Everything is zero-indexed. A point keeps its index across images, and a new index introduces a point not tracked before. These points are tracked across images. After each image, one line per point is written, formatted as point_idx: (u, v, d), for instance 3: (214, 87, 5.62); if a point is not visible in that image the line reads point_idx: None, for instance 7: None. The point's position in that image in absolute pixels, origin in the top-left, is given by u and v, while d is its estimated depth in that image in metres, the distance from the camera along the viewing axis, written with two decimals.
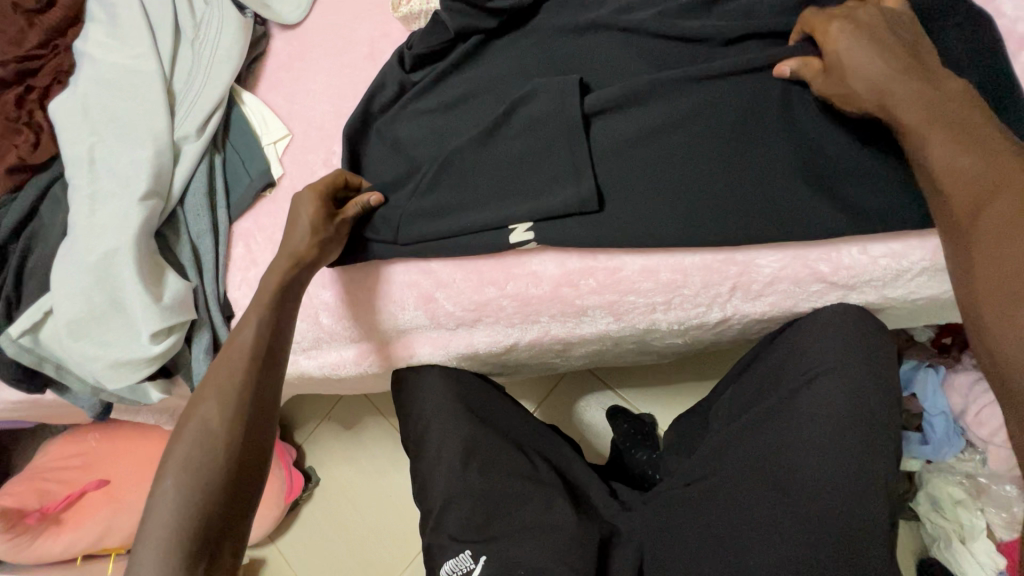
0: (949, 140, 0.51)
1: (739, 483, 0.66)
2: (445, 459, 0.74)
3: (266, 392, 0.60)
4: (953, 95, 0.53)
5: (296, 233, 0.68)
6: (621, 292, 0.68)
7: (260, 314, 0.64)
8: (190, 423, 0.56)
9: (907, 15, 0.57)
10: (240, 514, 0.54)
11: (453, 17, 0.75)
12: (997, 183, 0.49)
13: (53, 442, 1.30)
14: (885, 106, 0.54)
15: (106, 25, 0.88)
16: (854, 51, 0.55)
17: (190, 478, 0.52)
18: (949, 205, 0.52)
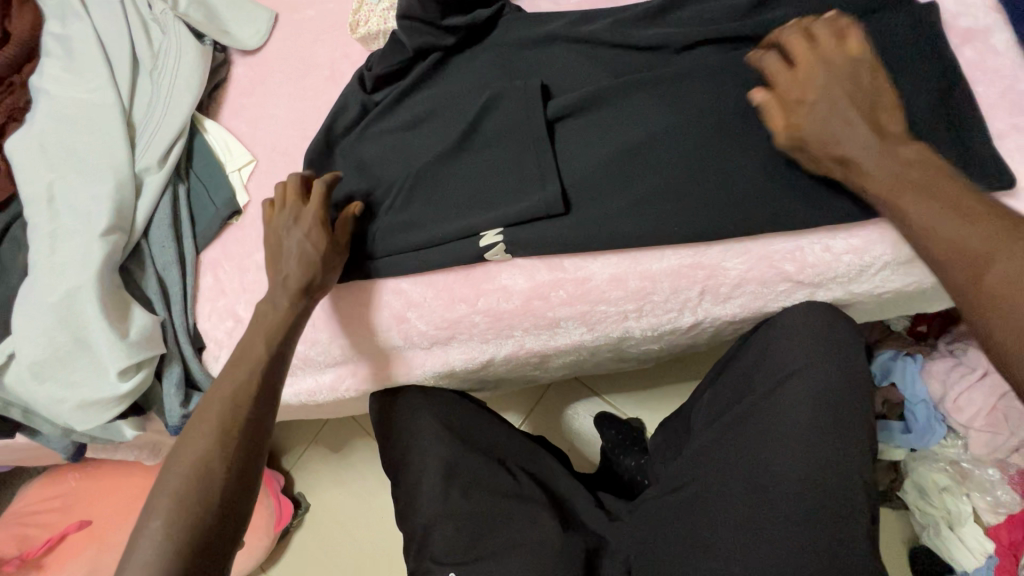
0: (928, 210, 0.52)
1: (722, 488, 0.65)
2: (427, 481, 0.73)
3: (255, 434, 0.61)
4: (921, 163, 0.53)
5: (301, 261, 0.67)
6: (591, 302, 0.68)
7: (256, 355, 0.65)
8: (179, 463, 0.58)
9: (870, 55, 0.56)
10: (221, 557, 0.56)
11: (410, 36, 0.75)
12: (993, 249, 0.49)
13: (32, 484, 1.27)
14: (855, 173, 0.56)
15: (61, 59, 0.87)
16: (817, 117, 0.56)
17: (172, 521, 0.54)
18: (950, 274, 0.51)
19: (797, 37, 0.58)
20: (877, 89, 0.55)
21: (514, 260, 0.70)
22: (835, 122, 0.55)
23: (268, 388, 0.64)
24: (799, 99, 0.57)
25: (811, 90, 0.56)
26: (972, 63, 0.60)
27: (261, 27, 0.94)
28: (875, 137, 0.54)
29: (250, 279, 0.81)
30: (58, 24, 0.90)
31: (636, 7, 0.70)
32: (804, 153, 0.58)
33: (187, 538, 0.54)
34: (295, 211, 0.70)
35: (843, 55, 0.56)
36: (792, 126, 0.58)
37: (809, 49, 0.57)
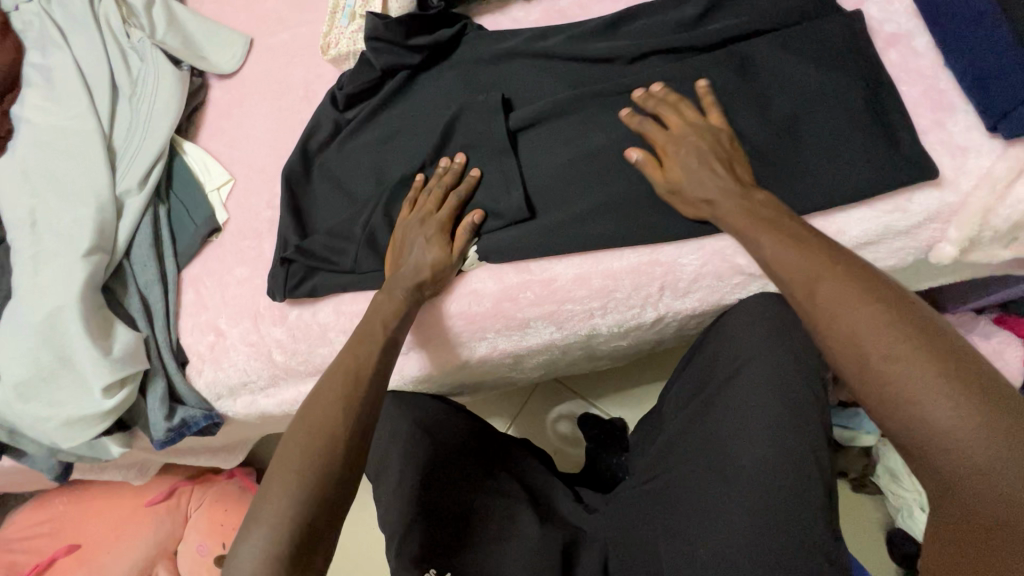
0: (774, 242, 0.54)
1: (687, 473, 0.69)
2: (404, 484, 0.74)
3: (374, 407, 0.60)
4: (770, 207, 0.57)
5: (416, 262, 0.69)
6: (558, 302, 0.71)
7: (375, 334, 0.64)
8: (308, 423, 0.57)
9: (725, 125, 0.64)
10: (338, 522, 0.54)
11: (378, 56, 0.79)
12: (818, 273, 0.50)
13: (19, 510, 1.27)
14: (716, 216, 0.60)
15: (42, 89, 0.90)
16: (688, 167, 0.62)
17: (302, 475, 0.53)
18: (792, 295, 0.52)
19: (669, 105, 0.66)
20: (733, 151, 0.62)
21: (483, 265, 0.73)
22: (703, 169, 0.61)
23: (385, 365, 0.63)
24: (674, 150, 0.63)
25: (681, 147, 0.63)
26: (897, 65, 0.65)
27: (237, 52, 0.97)
28: (735, 183, 0.59)
29: (231, 293, 0.84)
30: (39, 54, 0.93)
31: (589, 23, 0.75)
32: (678, 198, 0.64)
33: (314, 498, 0.53)
34: (424, 215, 0.71)
35: (703, 125, 0.64)
36: (669, 174, 0.63)
37: (680, 116, 0.65)
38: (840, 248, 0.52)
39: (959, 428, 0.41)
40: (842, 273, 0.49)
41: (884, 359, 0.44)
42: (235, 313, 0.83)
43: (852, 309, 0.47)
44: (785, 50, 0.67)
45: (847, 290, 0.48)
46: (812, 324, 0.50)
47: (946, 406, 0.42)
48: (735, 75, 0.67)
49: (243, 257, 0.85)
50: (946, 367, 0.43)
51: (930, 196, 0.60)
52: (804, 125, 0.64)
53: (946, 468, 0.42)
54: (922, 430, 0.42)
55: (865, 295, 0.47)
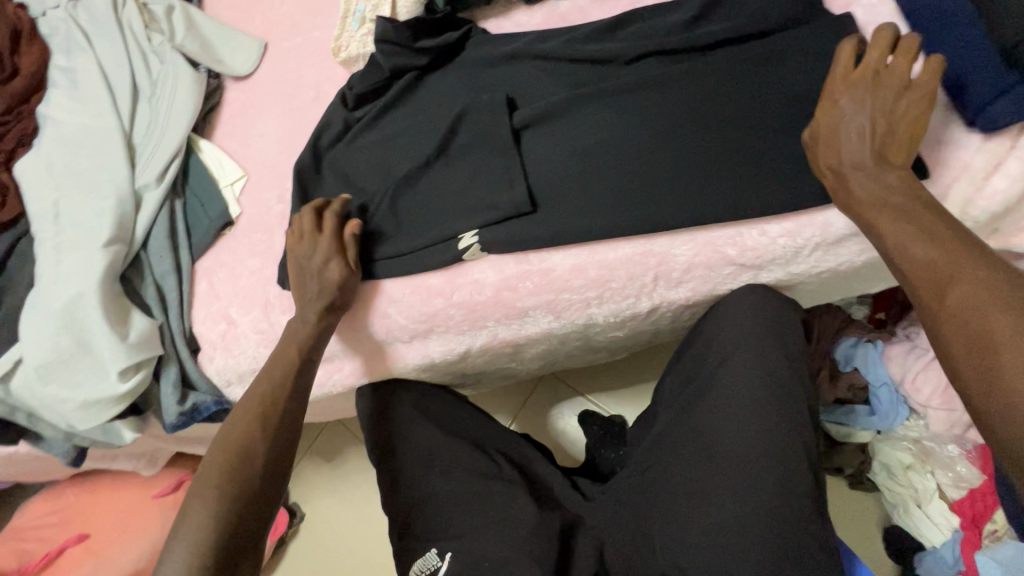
0: (901, 232, 0.55)
1: (678, 461, 0.71)
2: (411, 464, 0.80)
3: (288, 423, 0.69)
4: (909, 195, 0.57)
5: (314, 286, 0.73)
6: (556, 291, 0.74)
7: (292, 348, 0.72)
8: (226, 443, 0.66)
9: (923, 89, 0.57)
10: (260, 528, 0.64)
11: (387, 57, 0.82)
12: (953, 275, 0.51)
13: (32, 501, 1.30)
14: (838, 176, 0.60)
15: (67, 89, 0.94)
16: (839, 121, 0.60)
17: (220, 489, 0.63)
18: (919, 294, 0.53)
19: (885, 48, 0.59)
20: (904, 118, 0.58)
21: (486, 255, 0.76)
22: (847, 132, 0.60)
23: (301, 385, 0.72)
24: (837, 102, 0.61)
25: (854, 97, 0.60)
26: None
27: (252, 55, 1.02)
28: (874, 155, 0.58)
29: (243, 283, 0.87)
30: (65, 57, 0.98)
31: (589, 25, 0.78)
32: (812, 149, 0.63)
33: (233, 512, 0.62)
34: (308, 241, 0.74)
35: (896, 82, 0.58)
36: (817, 123, 0.62)
37: (880, 65, 0.59)
38: (993, 252, 0.51)
39: None
40: (979, 276, 0.49)
41: (1013, 369, 0.44)
42: (247, 302, 0.86)
43: (983, 315, 0.47)
44: (777, 51, 0.69)
45: (982, 293, 0.48)
46: (934, 325, 0.51)
47: None
48: (730, 75, 0.70)
49: (254, 249, 0.89)
50: None
51: None
52: (794, 121, 0.67)
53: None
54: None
55: (1000, 301, 0.47)
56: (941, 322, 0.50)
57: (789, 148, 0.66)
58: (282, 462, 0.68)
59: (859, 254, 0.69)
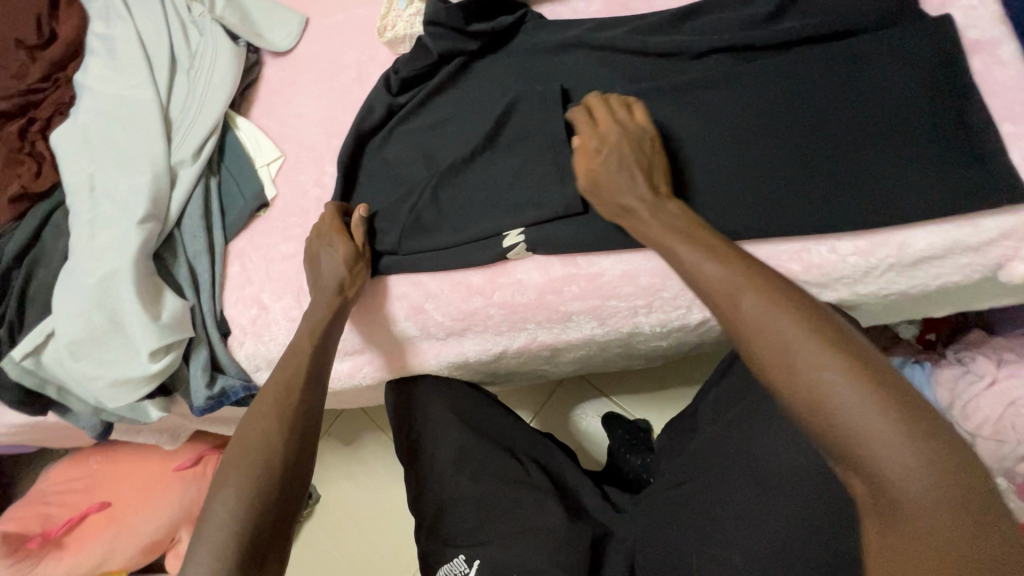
0: (696, 256, 0.54)
1: (729, 481, 0.68)
2: (441, 466, 0.78)
3: (310, 414, 0.64)
4: (685, 221, 0.58)
5: (326, 268, 0.73)
6: (603, 297, 0.70)
7: (308, 335, 0.69)
8: (248, 438, 0.60)
9: (649, 129, 0.64)
10: (285, 530, 0.58)
11: (436, 41, 0.78)
12: (741, 287, 0.50)
13: (55, 466, 1.31)
14: (631, 213, 0.61)
15: (104, 58, 0.92)
16: (610, 169, 0.62)
17: (243, 486, 0.56)
18: (716, 310, 0.51)
19: (602, 102, 0.67)
20: (654, 156, 0.63)
21: (531, 255, 0.73)
22: (621, 173, 0.61)
23: (317, 375, 0.68)
24: (599, 150, 0.63)
25: (605, 147, 0.63)
26: (978, 73, 0.62)
27: (292, 30, 0.98)
28: (650, 191, 0.60)
29: (276, 268, 0.85)
30: (103, 24, 0.95)
31: (653, 16, 0.73)
32: (598, 198, 0.63)
33: (255, 512, 0.55)
34: (318, 229, 0.76)
35: (632, 124, 0.64)
36: (587, 175, 0.64)
37: (609, 114, 0.65)
38: (757, 260, 0.52)
39: (887, 436, 0.41)
40: (762, 286, 0.49)
41: (808, 368, 0.44)
42: (280, 288, 0.84)
43: (776, 321, 0.47)
44: (860, 54, 0.64)
45: (772, 302, 0.48)
46: (737, 335, 0.50)
47: (874, 411, 0.41)
48: (806, 77, 0.65)
49: (289, 234, 0.86)
50: (865, 374, 0.43)
51: (1003, 216, 0.59)
52: (877, 131, 0.62)
53: (885, 483, 0.40)
54: (861, 441, 0.41)
55: (788, 306, 0.48)
56: (744, 333, 0.48)
57: (868, 160, 0.62)
58: (308, 455, 0.62)
59: (935, 279, 0.64)
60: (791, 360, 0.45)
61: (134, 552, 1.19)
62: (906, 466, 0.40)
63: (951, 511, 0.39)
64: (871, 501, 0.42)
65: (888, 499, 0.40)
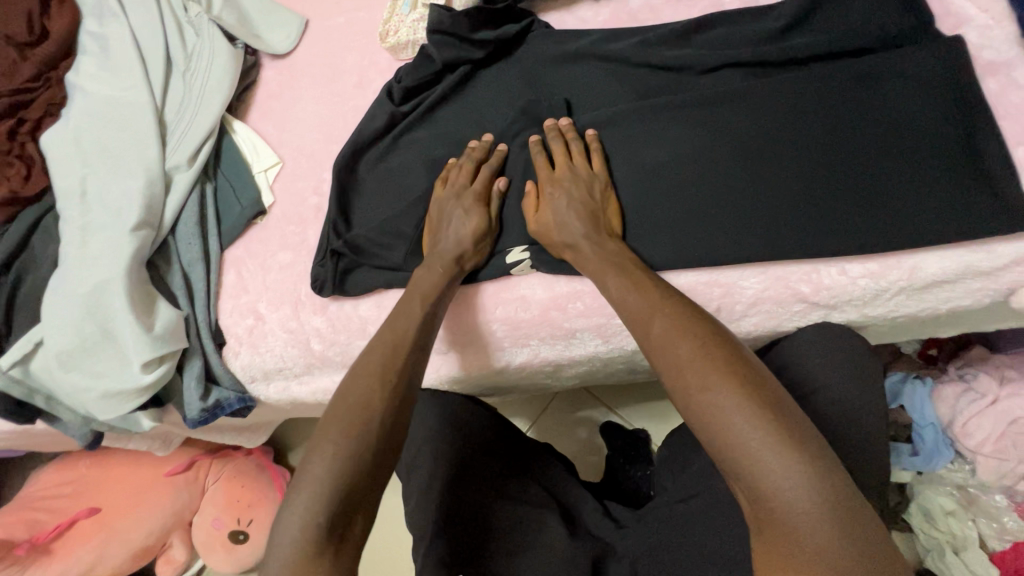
0: (621, 286, 0.60)
1: (734, 503, 0.66)
2: (435, 489, 0.74)
3: (413, 379, 0.59)
4: (621, 256, 0.63)
5: (452, 237, 0.69)
6: (608, 315, 0.69)
7: (420, 301, 0.65)
8: (347, 395, 0.56)
9: (603, 175, 0.68)
10: (376, 493, 0.53)
11: (440, 49, 0.76)
12: (653, 313, 0.56)
13: (43, 470, 1.28)
14: (573, 251, 0.65)
15: (98, 58, 0.89)
16: (559, 211, 0.66)
17: (344, 443, 0.52)
18: (632, 333, 0.58)
19: (562, 147, 0.69)
20: (603, 201, 0.67)
21: (535, 271, 0.71)
22: (569, 214, 0.65)
23: (423, 341, 0.62)
24: (552, 192, 0.67)
25: (556, 190, 0.67)
26: (994, 95, 0.61)
27: (291, 32, 0.96)
28: (595, 233, 0.64)
29: (273, 277, 0.83)
30: (96, 23, 0.92)
31: (664, 28, 0.71)
32: (544, 240, 0.68)
33: (349, 469, 0.51)
34: (458, 189, 0.71)
35: (586, 170, 0.68)
36: (538, 217, 0.68)
37: (567, 160, 0.69)
38: (673, 290, 0.59)
39: (760, 448, 0.45)
40: (669, 312, 0.56)
41: (699, 390, 0.50)
42: (277, 298, 0.82)
43: (678, 346, 0.53)
44: (872, 73, 0.63)
45: (675, 327, 0.54)
46: (651, 359, 0.55)
47: (750, 425, 0.46)
48: (818, 97, 0.64)
49: (286, 242, 0.84)
50: (747, 392, 0.48)
51: (1019, 241, 0.58)
52: (892, 151, 0.61)
53: (764, 496, 0.45)
54: (743, 457, 0.46)
55: (689, 332, 0.53)
56: (649, 354, 0.55)
57: (882, 182, 0.61)
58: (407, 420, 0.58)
59: (945, 302, 0.63)
60: (686, 377, 0.51)
61: (124, 557, 1.18)
62: (781, 481, 0.44)
63: (819, 520, 0.43)
64: (753, 513, 0.46)
65: (766, 509, 0.45)
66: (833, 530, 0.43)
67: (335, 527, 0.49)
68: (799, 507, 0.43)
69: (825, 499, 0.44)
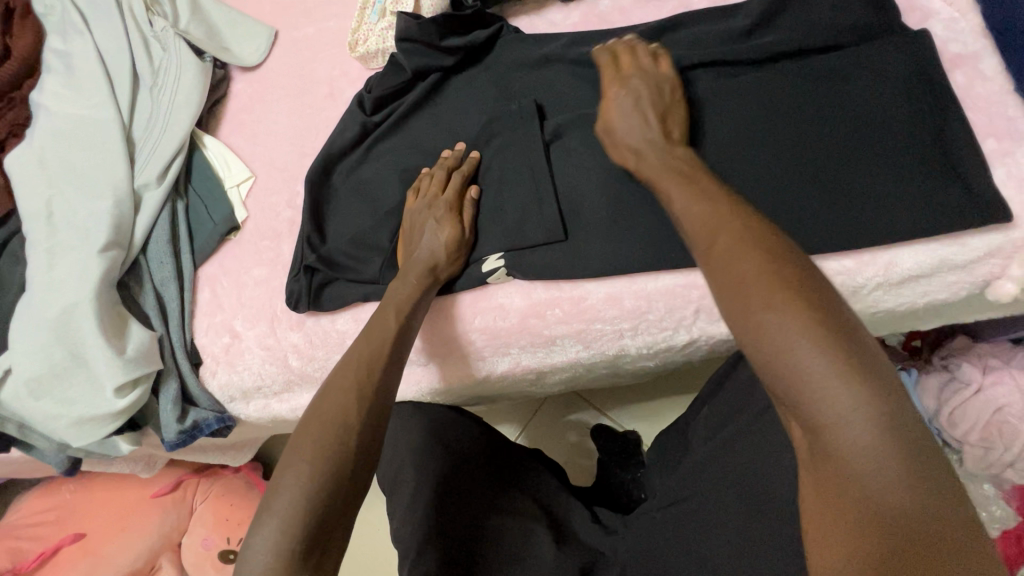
0: (682, 194, 0.52)
1: (721, 506, 0.66)
2: (421, 500, 0.71)
3: (391, 397, 0.58)
4: (687, 163, 0.55)
5: (427, 245, 0.68)
6: (587, 320, 0.69)
7: (396, 313, 0.64)
8: (322, 412, 0.55)
9: (672, 77, 0.63)
10: (351, 520, 0.52)
11: (410, 57, 0.76)
12: (716, 225, 0.48)
13: (25, 497, 1.26)
14: (636, 154, 0.59)
15: (62, 75, 0.88)
16: (624, 109, 0.61)
17: (319, 465, 0.51)
18: (691, 246, 0.50)
19: (627, 49, 0.65)
20: (673, 104, 0.62)
21: (512, 279, 0.71)
22: (633, 115, 0.60)
23: (400, 357, 0.61)
24: (616, 91, 0.62)
25: (622, 88, 0.62)
26: (962, 88, 0.61)
27: (261, 44, 0.94)
28: (662, 135, 0.58)
29: (248, 294, 0.82)
30: (60, 40, 0.90)
31: (633, 29, 0.71)
32: (609, 142, 0.62)
33: (327, 495, 0.50)
34: (431, 199, 0.70)
35: (654, 69, 0.63)
36: (602, 115, 0.63)
37: (631, 59, 0.64)
38: (745, 200, 0.49)
39: (831, 387, 0.38)
40: (737, 223, 0.47)
41: (765, 314, 0.42)
42: (252, 315, 0.81)
43: (741, 262, 0.45)
44: (842, 68, 0.63)
45: (740, 242, 0.45)
46: (708, 276, 0.47)
47: (822, 360, 0.39)
48: (791, 93, 0.64)
49: (261, 258, 0.83)
50: (822, 322, 0.40)
51: (991, 233, 0.58)
52: (865, 146, 0.60)
53: (832, 444, 0.38)
54: (808, 393, 0.39)
55: (760, 248, 0.45)
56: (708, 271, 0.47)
57: (856, 176, 0.60)
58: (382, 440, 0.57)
59: (923, 296, 0.63)
60: (751, 298, 0.43)
61: None
62: (854, 430, 0.37)
63: (892, 478, 0.37)
64: (813, 459, 0.40)
65: (830, 458, 0.39)
66: (908, 493, 0.36)
67: (310, 557, 0.48)
68: (872, 461, 0.37)
69: (903, 456, 0.37)
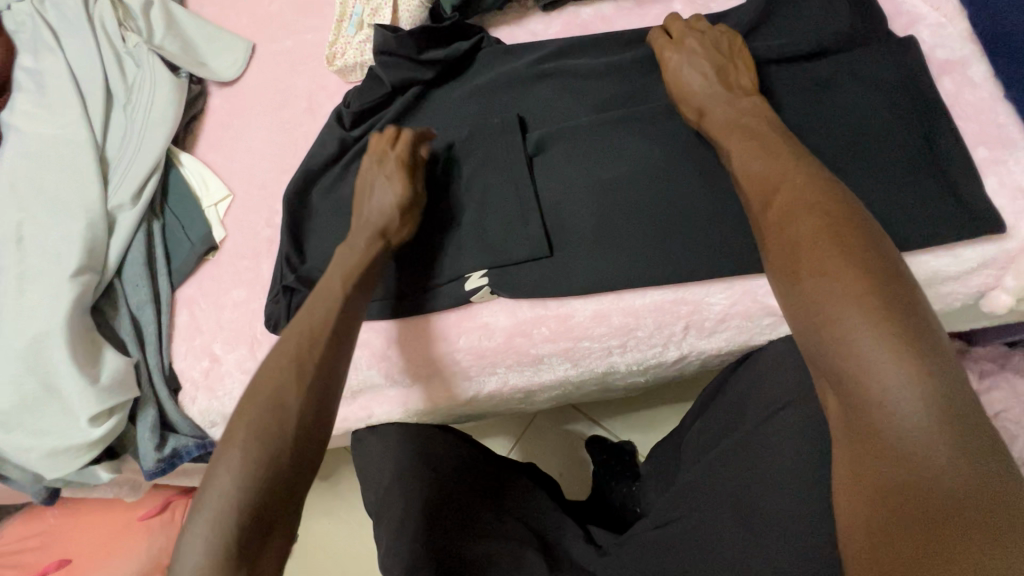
0: (748, 147, 0.54)
1: (719, 526, 0.64)
2: (408, 526, 0.69)
3: (334, 371, 0.55)
4: (758, 110, 0.57)
5: (376, 210, 0.64)
6: (575, 338, 0.67)
7: (342, 283, 0.60)
8: (257, 393, 0.52)
9: (731, 33, 0.63)
10: (297, 509, 0.50)
11: (388, 71, 0.74)
12: (779, 182, 0.50)
13: (8, 523, 1.22)
14: (702, 110, 0.60)
15: (32, 93, 0.85)
16: (684, 69, 0.62)
17: (252, 451, 0.48)
18: (751, 205, 0.52)
19: (676, 19, 0.66)
20: (738, 58, 0.62)
21: (497, 297, 0.69)
22: (693, 71, 0.61)
23: (346, 329, 0.58)
24: (672, 54, 0.63)
25: (679, 51, 0.63)
26: (951, 95, 0.60)
27: (238, 58, 0.92)
28: (726, 88, 0.59)
29: (227, 316, 0.79)
30: (30, 56, 0.88)
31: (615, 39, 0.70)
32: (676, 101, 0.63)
33: (263, 481, 0.47)
34: (382, 162, 0.66)
35: (710, 31, 0.64)
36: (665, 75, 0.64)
37: (684, 25, 0.65)
38: (814, 160, 0.51)
39: (873, 341, 0.40)
40: (801, 178, 0.49)
41: (812, 274, 0.44)
42: (232, 338, 0.78)
43: (799, 221, 0.47)
44: (829, 75, 0.62)
45: (796, 203, 0.48)
46: (763, 237, 0.50)
47: (861, 316, 0.41)
48: (780, 101, 0.62)
49: (240, 278, 0.81)
50: (871, 281, 0.42)
51: (985, 244, 0.57)
52: (855, 154, 0.59)
53: (867, 397, 0.39)
54: (847, 348, 0.41)
55: (817, 209, 0.47)
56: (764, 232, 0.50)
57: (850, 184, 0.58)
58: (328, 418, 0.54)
59: None
60: (802, 259, 0.45)
61: None
62: (892, 383, 0.38)
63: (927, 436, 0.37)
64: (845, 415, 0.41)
65: (862, 412, 0.39)
66: (945, 453, 0.36)
67: (250, 544, 0.46)
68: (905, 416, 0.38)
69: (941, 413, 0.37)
